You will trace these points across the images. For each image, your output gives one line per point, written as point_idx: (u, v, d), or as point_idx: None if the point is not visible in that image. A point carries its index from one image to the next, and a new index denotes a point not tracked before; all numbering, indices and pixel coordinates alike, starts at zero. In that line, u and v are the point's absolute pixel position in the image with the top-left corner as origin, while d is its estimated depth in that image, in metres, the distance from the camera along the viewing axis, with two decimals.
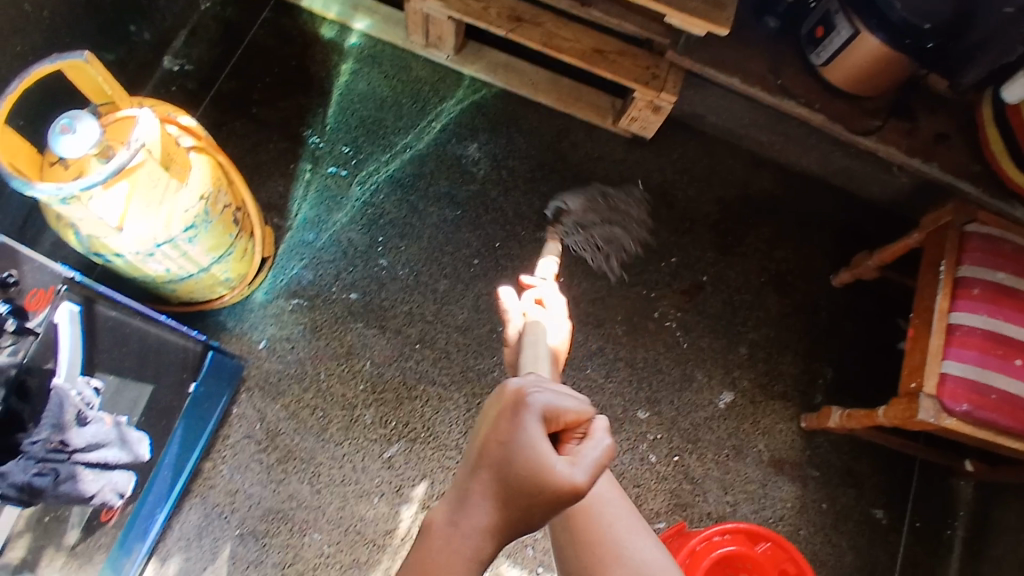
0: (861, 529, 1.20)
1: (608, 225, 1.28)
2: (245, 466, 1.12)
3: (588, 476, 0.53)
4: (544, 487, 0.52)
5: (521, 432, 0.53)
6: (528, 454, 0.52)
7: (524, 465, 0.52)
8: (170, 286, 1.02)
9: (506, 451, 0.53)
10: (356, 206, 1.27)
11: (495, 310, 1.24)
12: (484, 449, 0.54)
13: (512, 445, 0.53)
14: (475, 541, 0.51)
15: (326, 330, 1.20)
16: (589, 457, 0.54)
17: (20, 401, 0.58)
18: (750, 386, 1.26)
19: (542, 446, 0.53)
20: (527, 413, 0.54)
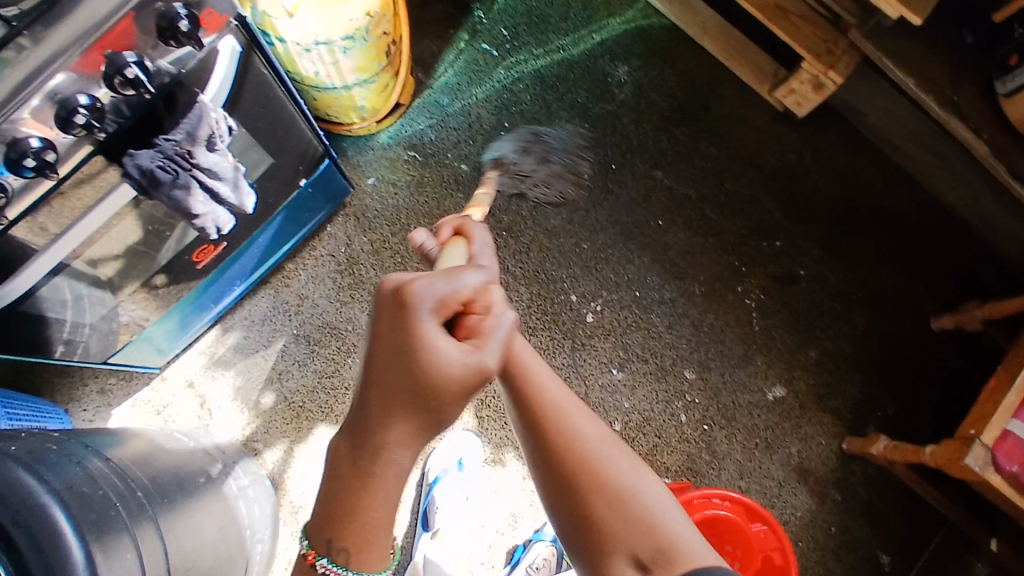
0: (860, 565, 1.17)
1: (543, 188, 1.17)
2: (320, 278, 1.21)
3: (495, 359, 0.57)
4: (423, 383, 0.54)
5: (416, 340, 0.54)
6: (431, 358, 0.54)
7: (432, 370, 0.54)
8: (313, 94, 1.10)
9: (418, 359, 0.54)
10: (496, 87, 1.31)
11: (585, 228, 1.26)
12: (407, 396, 0.55)
13: (425, 353, 0.54)
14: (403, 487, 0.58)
15: (428, 182, 1.26)
16: (488, 341, 0.57)
17: (164, 106, 0.68)
18: (805, 390, 1.23)
19: (445, 359, 0.54)
20: (415, 316, 0.54)
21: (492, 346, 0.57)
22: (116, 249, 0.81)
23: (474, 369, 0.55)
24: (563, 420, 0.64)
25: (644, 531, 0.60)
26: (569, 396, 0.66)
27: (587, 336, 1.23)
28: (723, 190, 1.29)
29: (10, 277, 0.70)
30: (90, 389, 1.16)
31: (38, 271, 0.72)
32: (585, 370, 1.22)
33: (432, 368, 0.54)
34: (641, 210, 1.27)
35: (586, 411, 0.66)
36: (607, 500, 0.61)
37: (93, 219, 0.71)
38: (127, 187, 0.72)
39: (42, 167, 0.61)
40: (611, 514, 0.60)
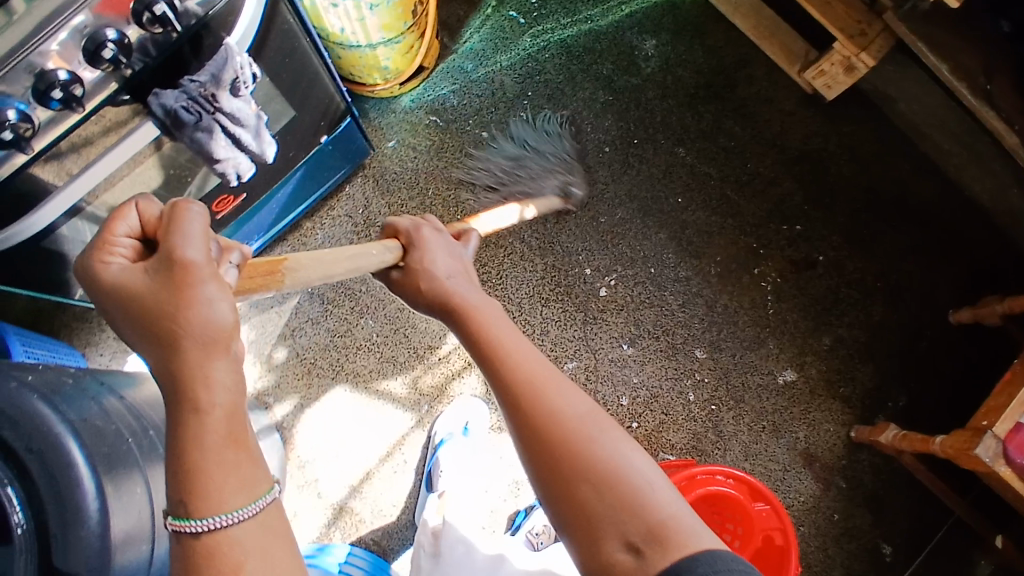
0: (861, 553, 1.17)
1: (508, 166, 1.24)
2: (336, 238, 1.22)
3: (190, 250, 0.46)
4: (135, 312, 0.46)
5: (101, 275, 0.46)
6: (121, 285, 0.46)
7: (126, 295, 0.46)
8: (338, 51, 1.10)
9: (112, 294, 0.46)
10: (521, 56, 1.30)
11: (604, 201, 1.25)
12: (132, 332, 0.46)
13: (114, 285, 0.46)
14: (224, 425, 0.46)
15: (526, 169, 1.22)
16: (179, 235, 0.46)
17: (190, 49, 0.68)
18: (816, 376, 1.22)
19: (132, 277, 0.46)
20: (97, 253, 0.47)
21: (173, 238, 0.46)
22: (139, 194, 0.82)
23: (161, 265, 0.46)
24: (538, 392, 0.56)
25: (629, 511, 0.50)
26: (540, 364, 0.58)
27: (599, 310, 1.22)
28: (745, 170, 1.27)
29: (35, 210, 0.71)
30: (107, 335, 1.17)
31: (62, 209, 0.72)
32: (596, 343, 1.22)
33: (126, 291, 0.46)
34: (660, 187, 1.26)
35: (565, 384, 0.57)
36: (589, 478, 0.52)
37: (117, 156, 0.72)
38: (150, 126, 0.72)
39: (68, 100, 0.61)
40: (591, 491, 0.51)
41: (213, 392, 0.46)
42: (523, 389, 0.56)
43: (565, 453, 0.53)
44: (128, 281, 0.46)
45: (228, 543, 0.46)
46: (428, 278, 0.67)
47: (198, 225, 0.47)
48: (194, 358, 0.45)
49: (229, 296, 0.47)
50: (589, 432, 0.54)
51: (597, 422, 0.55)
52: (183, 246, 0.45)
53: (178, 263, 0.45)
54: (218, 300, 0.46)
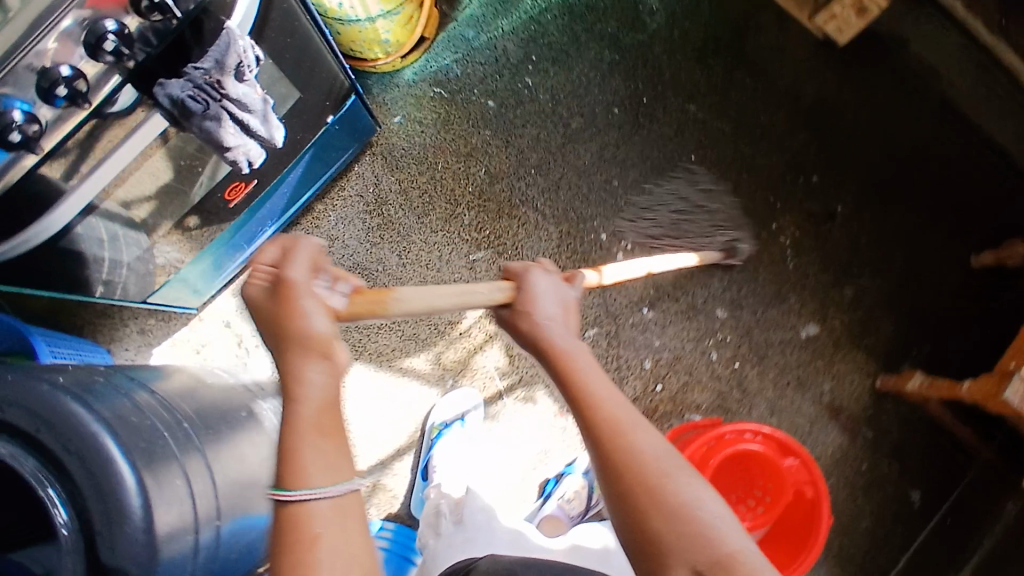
0: (891, 502, 1.17)
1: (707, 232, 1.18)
2: (349, 219, 1.21)
3: (295, 270, 0.54)
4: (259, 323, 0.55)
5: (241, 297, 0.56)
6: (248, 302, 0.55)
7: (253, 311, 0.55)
8: (336, 27, 1.07)
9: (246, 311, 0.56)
10: (523, 19, 1.26)
11: (616, 165, 1.23)
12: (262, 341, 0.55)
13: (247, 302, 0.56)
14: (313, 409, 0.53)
15: (693, 222, 1.17)
16: (289, 259, 0.54)
17: (190, 34, 0.67)
18: (839, 328, 1.21)
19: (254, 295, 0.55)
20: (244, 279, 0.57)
21: (287, 261, 0.54)
22: (150, 185, 0.81)
23: (274, 284, 0.54)
24: (620, 428, 0.55)
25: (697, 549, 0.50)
26: (619, 402, 0.58)
27: None
28: (758, 124, 1.24)
29: (50, 210, 0.71)
30: (130, 329, 1.18)
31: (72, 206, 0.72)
32: (616, 308, 1.21)
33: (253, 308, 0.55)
34: (673, 145, 1.24)
35: (647, 424, 0.57)
36: (663, 516, 0.51)
37: (126, 150, 0.71)
38: (157, 117, 0.71)
39: (73, 97, 0.60)
40: (662, 526, 0.51)
41: (306, 389, 0.53)
42: (604, 423, 0.56)
43: (643, 489, 0.52)
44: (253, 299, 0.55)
45: (310, 518, 0.50)
46: (526, 323, 0.65)
47: (307, 251, 0.55)
48: (293, 359, 0.53)
49: (327, 310, 0.55)
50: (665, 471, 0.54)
51: (677, 464, 0.54)
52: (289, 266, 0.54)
53: (286, 281, 0.53)
54: (317, 315, 0.54)
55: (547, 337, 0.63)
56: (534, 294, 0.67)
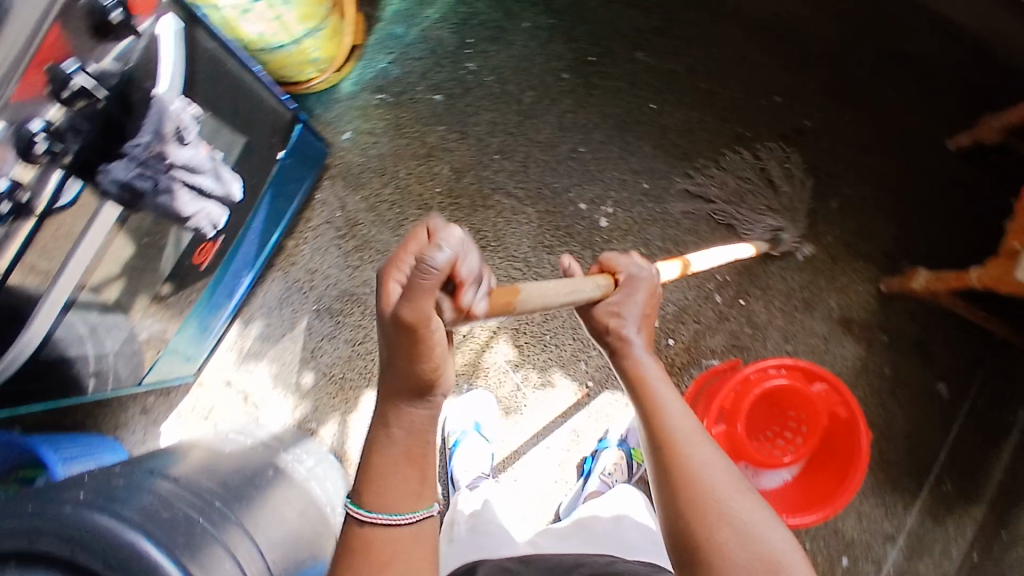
0: (918, 398, 1.18)
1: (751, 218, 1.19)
2: (324, 249, 1.17)
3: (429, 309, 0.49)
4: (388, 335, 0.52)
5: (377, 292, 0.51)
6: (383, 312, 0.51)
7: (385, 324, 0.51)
8: (263, 57, 1.02)
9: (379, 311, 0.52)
10: (449, 3, 1.21)
11: (578, 131, 1.20)
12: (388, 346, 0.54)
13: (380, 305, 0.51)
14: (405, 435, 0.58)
15: (753, 196, 1.19)
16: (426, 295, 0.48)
17: (121, 110, 0.64)
18: (833, 242, 1.20)
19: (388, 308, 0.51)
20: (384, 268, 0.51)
21: (424, 293, 0.48)
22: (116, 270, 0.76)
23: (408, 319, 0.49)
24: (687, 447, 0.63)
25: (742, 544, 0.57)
26: (689, 423, 0.65)
27: (606, 241, 1.19)
28: (710, 56, 1.22)
29: (27, 327, 0.68)
30: (132, 412, 1.14)
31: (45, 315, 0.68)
32: None
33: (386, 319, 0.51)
34: (630, 98, 1.21)
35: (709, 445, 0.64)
36: (717, 527, 0.58)
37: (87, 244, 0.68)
38: (111, 205, 0.68)
39: (19, 209, 0.58)
40: (711, 525, 0.58)
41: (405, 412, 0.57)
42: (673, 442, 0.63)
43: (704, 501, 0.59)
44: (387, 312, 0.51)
45: (380, 539, 0.58)
46: (622, 329, 0.73)
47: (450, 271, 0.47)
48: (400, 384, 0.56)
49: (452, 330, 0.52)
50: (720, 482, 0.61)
51: (732, 483, 0.61)
52: (428, 278, 0.47)
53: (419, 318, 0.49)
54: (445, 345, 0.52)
55: (637, 364, 0.71)
56: (628, 304, 0.73)
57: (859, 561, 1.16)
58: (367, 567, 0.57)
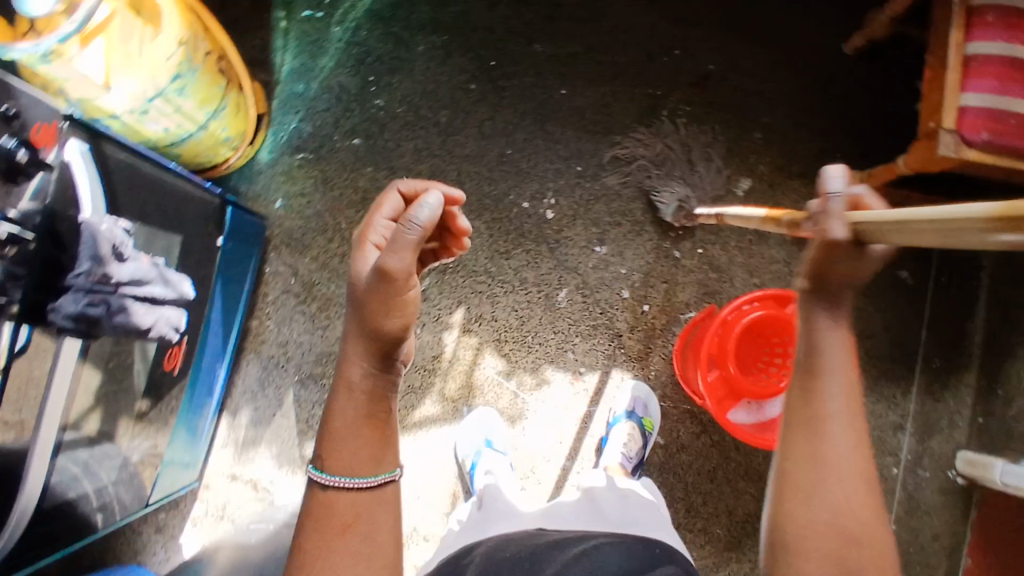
0: (886, 290, 1.24)
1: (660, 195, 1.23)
2: (289, 318, 1.17)
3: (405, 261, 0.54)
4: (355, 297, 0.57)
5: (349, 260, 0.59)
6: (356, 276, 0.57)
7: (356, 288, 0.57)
8: (174, 151, 1.02)
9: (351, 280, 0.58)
10: (340, 48, 1.22)
11: (501, 135, 1.22)
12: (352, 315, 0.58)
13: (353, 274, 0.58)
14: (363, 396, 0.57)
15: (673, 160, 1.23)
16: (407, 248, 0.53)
17: (52, 245, 0.65)
18: (767, 171, 1.25)
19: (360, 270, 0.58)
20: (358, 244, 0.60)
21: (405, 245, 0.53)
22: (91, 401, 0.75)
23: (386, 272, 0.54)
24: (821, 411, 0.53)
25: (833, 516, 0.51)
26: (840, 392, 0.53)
27: (557, 232, 1.21)
28: (603, 29, 1.24)
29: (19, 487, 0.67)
30: (146, 534, 1.12)
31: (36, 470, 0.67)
32: (572, 261, 1.21)
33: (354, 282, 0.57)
34: (540, 89, 1.23)
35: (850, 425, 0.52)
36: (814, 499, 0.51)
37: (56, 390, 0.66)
38: (71, 340, 0.67)
39: None
40: (813, 490, 0.51)
41: (358, 378, 0.57)
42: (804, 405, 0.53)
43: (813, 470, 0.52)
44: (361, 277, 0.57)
45: (341, 502, 0.56)
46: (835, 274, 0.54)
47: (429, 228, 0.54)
48: (358, 348, 0.57)
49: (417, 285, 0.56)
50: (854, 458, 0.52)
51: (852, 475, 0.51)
52: (411, 232, 0.53)
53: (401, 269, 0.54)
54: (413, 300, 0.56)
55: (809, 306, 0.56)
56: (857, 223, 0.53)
57: (877, 456, 1.22)
58: (324, 534, 0.55)
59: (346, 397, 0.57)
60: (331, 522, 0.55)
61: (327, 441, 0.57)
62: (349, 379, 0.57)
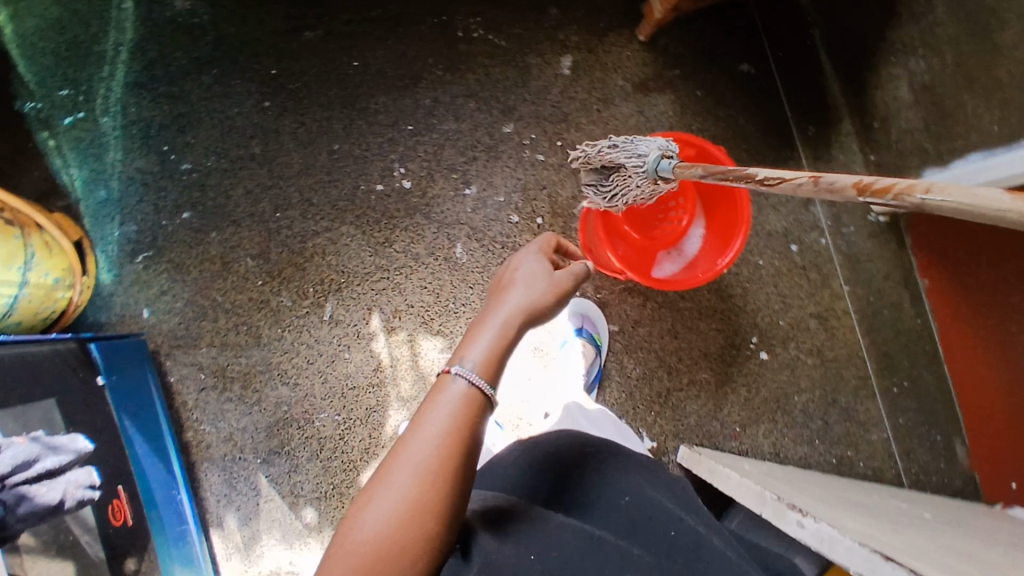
0: (737, 90, 1.26)
1: (631, 184, 0.86)
2: (220, 411, 1.11)
3: (578, 272, 0.76)
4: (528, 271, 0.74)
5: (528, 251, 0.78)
6: (535, 263, 0.75)
7: (531, 269, 0.74)
8: (11, 320, 0.95)
9: (526, 262, 0.75)
10: (118, 137, 1.13)
11: (320, 135, 1.16)
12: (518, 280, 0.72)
13: (528, 261, 0.76)
14: (509, 328, 0.67)
15: (493, 70, 1.20)
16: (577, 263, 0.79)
17: None
18: (580, 39, 1.23)
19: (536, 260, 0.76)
20: (533, 246, 0.80)
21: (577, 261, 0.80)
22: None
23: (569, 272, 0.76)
24: None
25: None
26: None
27: (423, 197, 1.17)
28: None
29: None
30: None
31: None
32: (451, 215, 1.18)
33: (532, 262, 0.75)
34: (334, 73, 1.17)
35: None
36: None
37: None
38: None
39: None
40: None
41: (513, 306, 0.68)
42: None
43: None
44: (538, 267, 0.75)
45: (461, 400, 0.59)
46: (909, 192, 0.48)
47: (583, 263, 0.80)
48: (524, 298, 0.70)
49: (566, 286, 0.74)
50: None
51: None
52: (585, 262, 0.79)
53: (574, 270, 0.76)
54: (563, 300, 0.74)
55: None
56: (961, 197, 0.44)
57: (802, 237, 1.26)
58: (441, 408, 0.58)
59: (495, 333, 0.65)
60: (458, 410, 0.58)
61: (476, 347, 0.63)
62: (504, 320, 0.67)
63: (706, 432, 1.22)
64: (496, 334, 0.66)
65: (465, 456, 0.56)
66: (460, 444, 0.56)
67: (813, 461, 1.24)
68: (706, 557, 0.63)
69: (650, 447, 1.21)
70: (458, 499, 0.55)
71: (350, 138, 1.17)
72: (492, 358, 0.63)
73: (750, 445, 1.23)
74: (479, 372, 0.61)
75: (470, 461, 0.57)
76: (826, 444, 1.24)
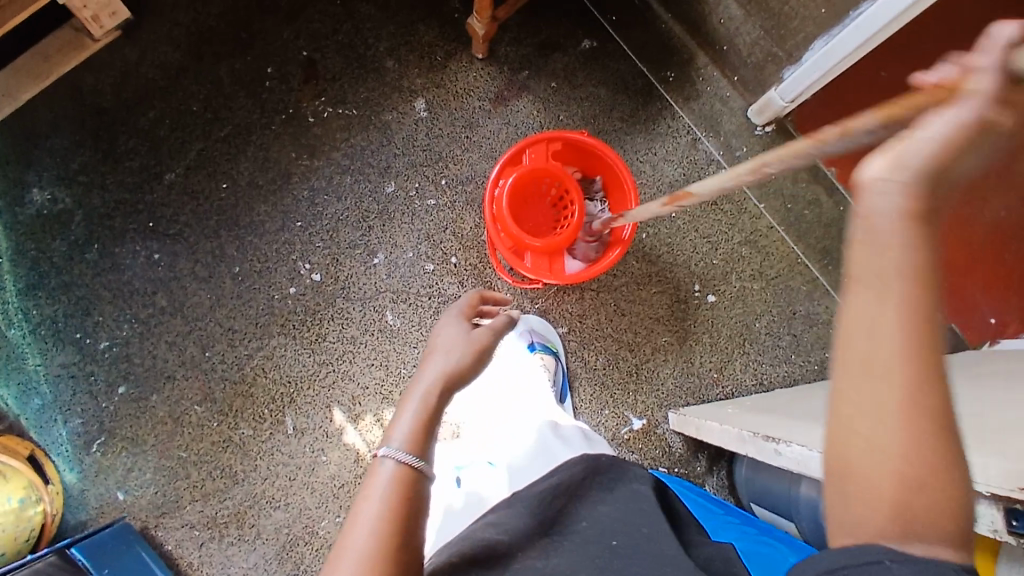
0: (588, 66, 1.29)
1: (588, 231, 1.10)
2: (227, 558, 1.11)
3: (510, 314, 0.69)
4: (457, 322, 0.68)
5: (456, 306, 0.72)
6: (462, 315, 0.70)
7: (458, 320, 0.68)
8: None
9: (454, 315, 0.70)
10: (31, 342, 1.14)
11: (219, 264, 1.18)
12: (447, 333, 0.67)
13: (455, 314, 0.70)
14: (436, 394, 0.61)
15: (357, 139, 1.22)
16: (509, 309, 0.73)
17: None
18: (424, 78, 1.25)
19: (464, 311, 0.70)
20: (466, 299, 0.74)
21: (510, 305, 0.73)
22: None
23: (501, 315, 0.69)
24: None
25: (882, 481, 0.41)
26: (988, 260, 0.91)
27: (337, 282, 1.19)
28: (199, 112, 1.20)
29: None
30: None
31: None
32: (369, 290, 1.19)
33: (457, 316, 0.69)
34: (209, 202, 1.19)
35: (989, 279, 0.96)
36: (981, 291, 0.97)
37: None
38: None
39: None
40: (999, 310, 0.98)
41: (439, 366, 0.63)
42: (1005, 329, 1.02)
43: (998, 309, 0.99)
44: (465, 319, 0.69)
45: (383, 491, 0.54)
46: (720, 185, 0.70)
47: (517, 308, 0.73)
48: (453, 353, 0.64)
49: (498, 330, 0.68)
50: (908, 430, 0.40)
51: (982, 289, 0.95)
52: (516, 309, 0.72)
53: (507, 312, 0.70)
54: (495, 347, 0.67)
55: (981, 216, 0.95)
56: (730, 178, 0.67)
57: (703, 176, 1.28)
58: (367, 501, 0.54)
59: (422, 403, 0.60)
60: (388, 495, 0.54)
61: (401, 423, 0.58)
62: (430, 387, 0.61)
63: (688, 391, 1.23)
64: (421, 405, 0.60)
65: (399, 548, 0.52)
66: (402, 520, 0.53)
67: (797, 376, 1.26)
68: (641, 559, 0.63)
69: (640, 426, 1.22)
70: (412, 568, 0.53)
71: (249, 254, 1.18)
72: (419, 434, 0.58)
73: (733, 386, 1.24)
74: (404, 452, 0.56)
75: (406, 554, 0.52)
76: (802, 355, 1.26)
